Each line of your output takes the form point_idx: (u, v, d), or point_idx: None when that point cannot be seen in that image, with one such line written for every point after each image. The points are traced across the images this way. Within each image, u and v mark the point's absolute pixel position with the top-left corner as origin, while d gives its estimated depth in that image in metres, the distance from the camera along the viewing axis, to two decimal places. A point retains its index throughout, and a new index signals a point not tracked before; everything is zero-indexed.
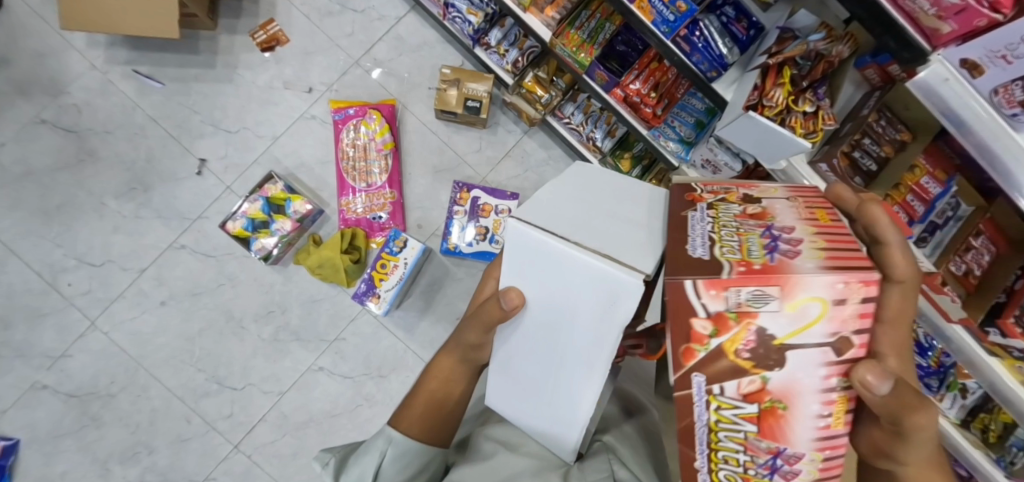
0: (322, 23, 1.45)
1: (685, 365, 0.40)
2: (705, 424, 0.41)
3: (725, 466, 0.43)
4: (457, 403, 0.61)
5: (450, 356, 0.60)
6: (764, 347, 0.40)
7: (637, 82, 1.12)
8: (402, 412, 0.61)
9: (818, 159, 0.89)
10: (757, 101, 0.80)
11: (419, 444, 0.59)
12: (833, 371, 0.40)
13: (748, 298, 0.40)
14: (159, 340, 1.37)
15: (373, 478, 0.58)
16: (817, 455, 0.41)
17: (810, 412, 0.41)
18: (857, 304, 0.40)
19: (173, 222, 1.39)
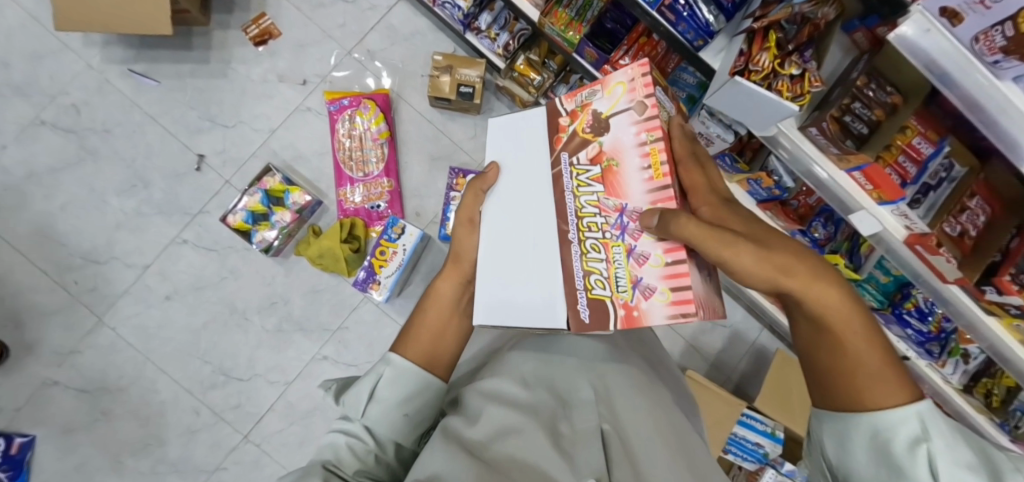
0: (314, 15, 1.46)
1: (557, 149, 0.60)
2: (571, 192, 0.58)
3: (590, 234, 0.56)
4: (453, 342, 0.63)
5: (451, 279, 0.64)
6: (597, 122, 0.58)
7: (626, 58, 1.13)
8: (404, 342, 0.62)
9: (808, 124, 0.89)
10: (744, 67, 0.81)
11: (415, 367, 0.58)
12: (638, 124, 0.56)
13: (588, 101, 0.60)
14: (165, 333, 1.40)
15: (369, 399, 0.57)
16: (648, 204, 0.54)
17: (635, 166, 0.56)
18: (643, 80, 0.57)
19: (174, 218, 1.41)
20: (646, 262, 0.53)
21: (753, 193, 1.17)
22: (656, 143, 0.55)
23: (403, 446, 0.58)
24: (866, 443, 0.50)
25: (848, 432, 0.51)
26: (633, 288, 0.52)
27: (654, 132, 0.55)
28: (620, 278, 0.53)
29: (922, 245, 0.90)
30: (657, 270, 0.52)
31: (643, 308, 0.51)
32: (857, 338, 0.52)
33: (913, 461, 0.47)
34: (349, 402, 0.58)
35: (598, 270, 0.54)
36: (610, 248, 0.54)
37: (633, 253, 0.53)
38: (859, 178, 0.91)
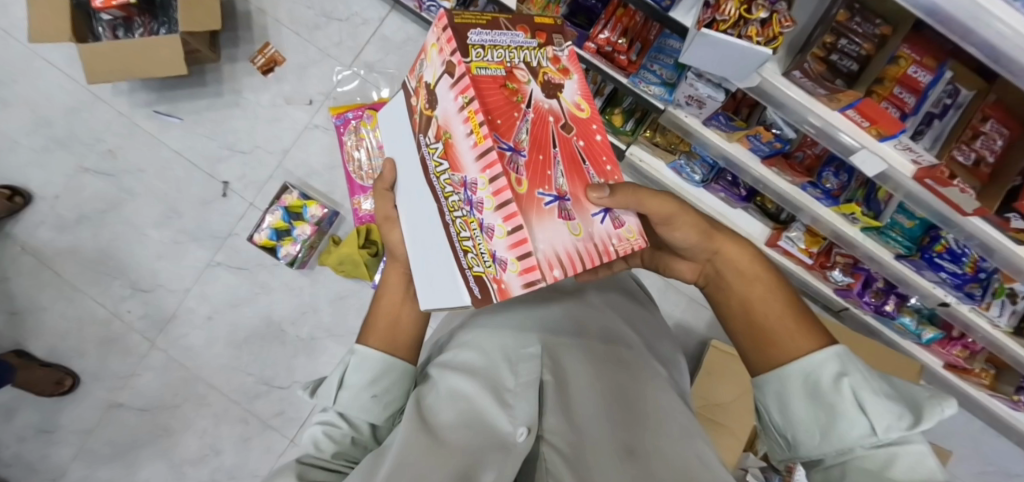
0: (312, 37, 1.54)
1: (417, 131, 0.61)
2: (432, 171, 0.57)
3: (456, 211, 0.55)
4: (412, 326, 0.62)
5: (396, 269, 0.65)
6: (430, 96, 0.58)
7: (605, 31, 1.13)
8: (368, 329, 0.63)
9: (791, 67, 0.85)
10: (711, 18, 0.78)
11: (376, 352, 0.59)
12: (455, 84, 0.53)
13: (423, 77, 0.61)
14: (209, 351, 1.50)
15: (340, 389, 0.58)
16: (483, 177, 0.50)
17: (462, 134, 0.52)
18: (445, 37, 0.54)
19: (207, 242, 1.52)
20: (493, 234, 0.51)
21: (756, 149, 1.16)
22: (470, 104, 0.51)
23: (380, 426, 0.59)
24: (799, 388, 0.51)
25: (782, 385, 0.52)
26: (493, 261, 0.51)
27: (467, 90, 0.52)
28: (483, 253, 0.52)
29: (932, 178, 0.85)
30: (504, 242, 0.50)
31: (505, 280, 0.51)
32: (772, 291, 0.57)
33: (838, 395, 0.48)
34: (324, 393, 0.60)
35: (471, 248, 0.54)
36: (469, 226, 0.53)
37: (482, 229, 0.51)
38: (854, 116, 0.87)
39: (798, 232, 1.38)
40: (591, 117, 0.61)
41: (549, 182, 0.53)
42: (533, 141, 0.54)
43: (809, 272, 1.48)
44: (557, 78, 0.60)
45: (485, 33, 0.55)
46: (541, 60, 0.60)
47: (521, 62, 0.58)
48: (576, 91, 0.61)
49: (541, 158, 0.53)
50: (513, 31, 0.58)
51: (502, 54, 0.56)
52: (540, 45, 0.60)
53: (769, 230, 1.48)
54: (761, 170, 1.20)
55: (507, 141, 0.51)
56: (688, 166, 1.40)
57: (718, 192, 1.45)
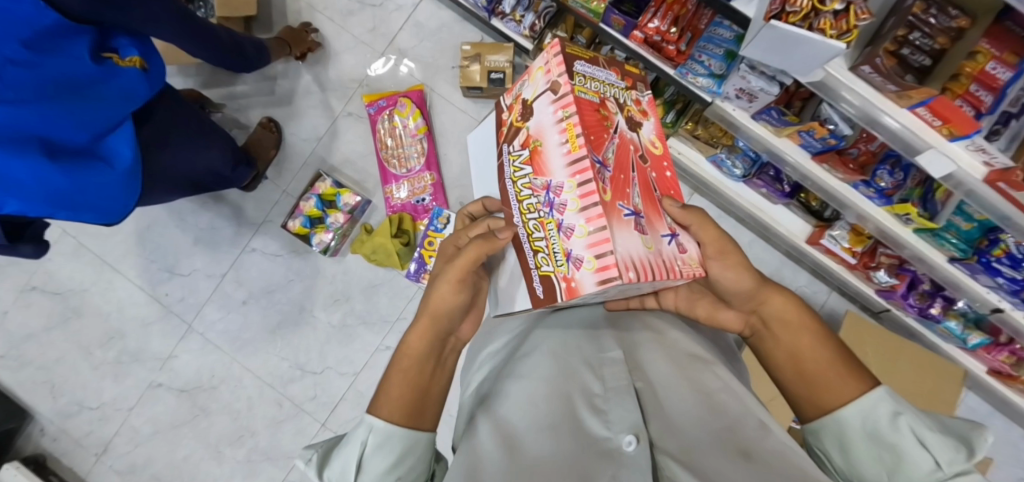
0: (346, 23, 1.54)
1: (500, 141, 0.63)
2: (511, 180, 0.60)
3: (531, 213, 0.57)
4: (438, 398, 0.55)
5: (422, 333, 0.56)
6: (524, 109, 0.59)
7: (655, 20, 1.09)
8: (381, 397, 0.53)
9: (860, 62, 0.81)
10: (780, 10, 0.74)
11: (407, 431, 0.51)
12: (555, 102, 0.55)
13: (518, 92, 0.62)
14: (245, 335, 1.53)
15: (356, 472, 0.49)
16: (572, 181, 0.52)
17: (557, 142, 0.54)
18: (554, 58, 0.56)
19: (243, 228, 1.54)
20: (572, 234, 0.52)
21: (806, 145, 1.11)
22: (570, 118, 0.53)
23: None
24: (858, 427, 0.50)
25: (841, 427, 0.51)
26: (566, 259, 0.53)
27: (569, 106, 0.53)
28: (556, 252, 0.54)
29: (1005, 182, 0.79)
30: (583, 241, 0.51)
31: (577, 278, 0.52)
32: (818, 339, 0.57)
33: (898, 433, 0.48)
34: (334, 476, 0.51)
35: (543, 248, 0.56)
36: (546, 226, 0.55)
37: (560, 229, 0.53)
38: (924, 115, 0.82)
39: (842, 231, 1.33)
40: (665, 157, 0.64)
41: (628, 196, 0.55)
42: (617, 162, 0.56)
43: (850, 272, 1.43)
44: (638, 118, 0.63)
45: (588, 64, 0.58)
46: (626, 99, 0.62)
47: (612, 95, 0.60)
48: (654, 133, 0.64)
49: (622, 178, 0.56)
50: (608, 69, 0.61)
51: (598, 87, 0.58)
52: (626, 87, 0.63)
53: (811, 228, 1.43)
54: (811, 167, 1.15)
55: (599, 156, 0.53)
56: (728, 160, 1.35)
57: (760, 187, 1.40)
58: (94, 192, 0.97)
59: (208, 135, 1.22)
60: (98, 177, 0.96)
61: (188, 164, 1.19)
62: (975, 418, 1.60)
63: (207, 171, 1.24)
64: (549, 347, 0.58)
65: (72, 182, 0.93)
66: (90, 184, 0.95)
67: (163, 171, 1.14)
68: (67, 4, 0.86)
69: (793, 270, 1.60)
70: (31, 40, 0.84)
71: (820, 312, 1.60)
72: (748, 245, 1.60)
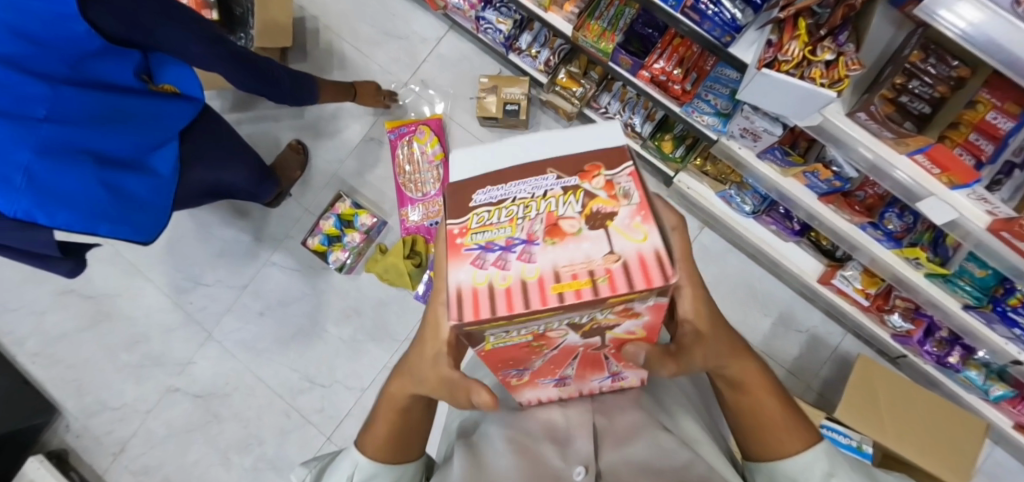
0: (373, 54, 1.64)
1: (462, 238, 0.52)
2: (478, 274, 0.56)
3: None
4: (419, 432, 0.60)
5: (400, 388, 0.58)
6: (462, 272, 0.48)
7: (660, 61, 1.13)
8: (368, 433, 0.60)
9: (856, 109, 0.82)
10: (773, 57, 0.79)
11: (387, 465, 0.58)
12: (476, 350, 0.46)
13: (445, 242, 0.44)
14: (260, 345, 1.58)
15: None
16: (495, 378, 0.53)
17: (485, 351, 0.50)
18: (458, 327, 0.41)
19: (266, 243, 1.61)
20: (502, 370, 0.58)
21: (813, 185, 1.11)
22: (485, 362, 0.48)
23: None
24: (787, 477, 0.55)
25: (772, 471, 0.56)
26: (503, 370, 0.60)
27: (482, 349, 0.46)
28: None
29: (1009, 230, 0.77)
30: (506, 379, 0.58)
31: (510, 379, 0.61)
32: (765, 388, 0.58)
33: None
34: None
35: None
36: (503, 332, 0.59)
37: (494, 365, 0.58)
38: (923, 163, 0.82)
39: (854, 271, 1.31)
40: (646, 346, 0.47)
41: (550, 376, 0.53)
42: (546, 363, 0.50)
43: (864, 315, 1.40)
44: (614, 321, 0.43)
45: (510, 327, 0.40)
46: (589, 317, 0.41)
47: (558, 324, 0.42)
48: (638, 329, 0.45)
49: (549, 369, 0.51)
50: (559, 317, 0.39)
51: (534, 326, 0.41)
52: (606, 309, 0.39)
53: (824, 267, 1.40)
54: (817, 207, 1.15)
55: (516, 370, 0.50)
56: (738, 196, 1.35)
57: (770, 225, 1.39)
58: (139, 204, 1.04)
59: (235, 150, 1.29)
60: (142, 187, 1.04)
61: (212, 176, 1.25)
62: (1000, 474, 1.52)
63: (225, 186, 1.31)
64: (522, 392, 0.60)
65: (115, 195, 1.00)
66: (132, 193, 1.03)
67: (195, 186, 1.22)
68: (111, 30, 0.91)
69: (806, 309, 1.58)
70: (73, 62, 0.93)
71: (834, 354, 1.56)
72: (758, 281, 1.59)
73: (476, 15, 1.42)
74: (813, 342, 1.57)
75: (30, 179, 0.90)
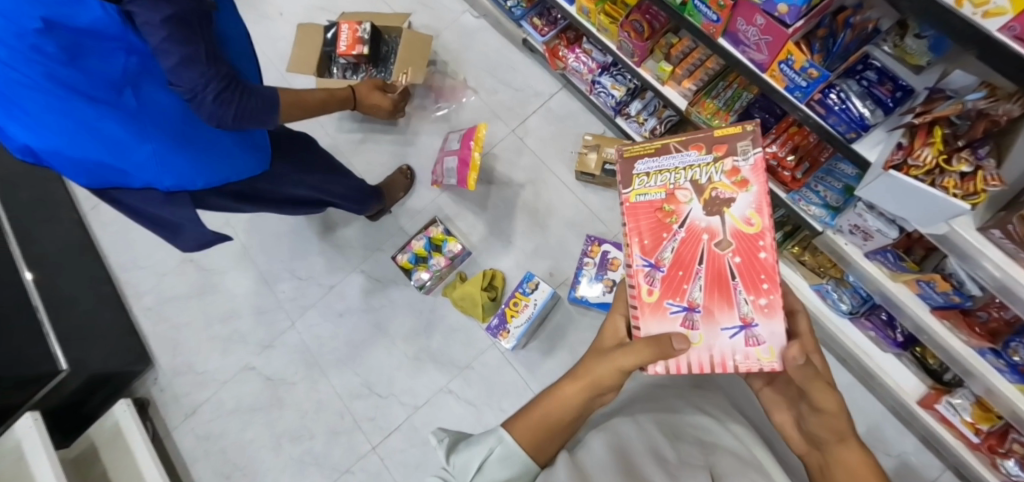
0: (490, 99, 1.79)
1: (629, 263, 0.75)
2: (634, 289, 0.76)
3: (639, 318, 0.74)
4: (562, 438, 0.61)
5: (575, 385, 0.64)
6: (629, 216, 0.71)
7: (773, 146, 1.13)
8: (517, 418, 0.61)
9: (990, 225, 0.78)
10: (902, 160, 0.78)
11: (527, 455, 0.57)
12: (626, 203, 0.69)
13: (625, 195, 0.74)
14: (332, 344, 1.68)
15: (475, 472, 0.56)
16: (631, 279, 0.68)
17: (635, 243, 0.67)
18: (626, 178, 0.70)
19: (358, 250, 1.74)
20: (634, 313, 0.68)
21: (925, 296, 1.04)
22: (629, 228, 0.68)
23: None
24: None
25: None
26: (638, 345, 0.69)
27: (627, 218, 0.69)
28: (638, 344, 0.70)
29: None
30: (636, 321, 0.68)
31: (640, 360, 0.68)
32: None
33: None
34: (456, 463, 0.57)
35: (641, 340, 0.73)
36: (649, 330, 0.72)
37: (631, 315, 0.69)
38: None
39: (963, 401, 1.18)
40: (765, 233, 0.63)
41: (682, 295, 0.65)
42: (674, 260, 0.65)
43: (971, 452, 1.24)
44: (731, 193, 0.65)
45: (653, 163, 0.69)
46: (708, 177, 0.66)
47: (687, 182, 0.67)
48: (751, 207, 0.64)
49: (680, 275, 0.65)
50: (684, 152, 0.68)
51: (666, 179, 0.68)
52: (716, 159, 0.66)
53: (927, 389, 1.28)
54: (928, 318, 1.07)
55: (647, 260, 0.66)
56: (835, 292, 1.28)
57: (868, 329, 1.31)
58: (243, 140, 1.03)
59: (338, 170, 1.40)
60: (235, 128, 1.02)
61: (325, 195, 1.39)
62: None
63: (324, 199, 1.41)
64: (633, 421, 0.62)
65: (209, 150, 0.96)
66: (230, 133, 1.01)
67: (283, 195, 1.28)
68: None
69: (897, 431, 1.43)
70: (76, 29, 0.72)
71: None
72: (843, 389, 1.48)
73: (592, 78, 1.52)
74: (900, 471, 1.41)
75: (154, 154, 0.88)
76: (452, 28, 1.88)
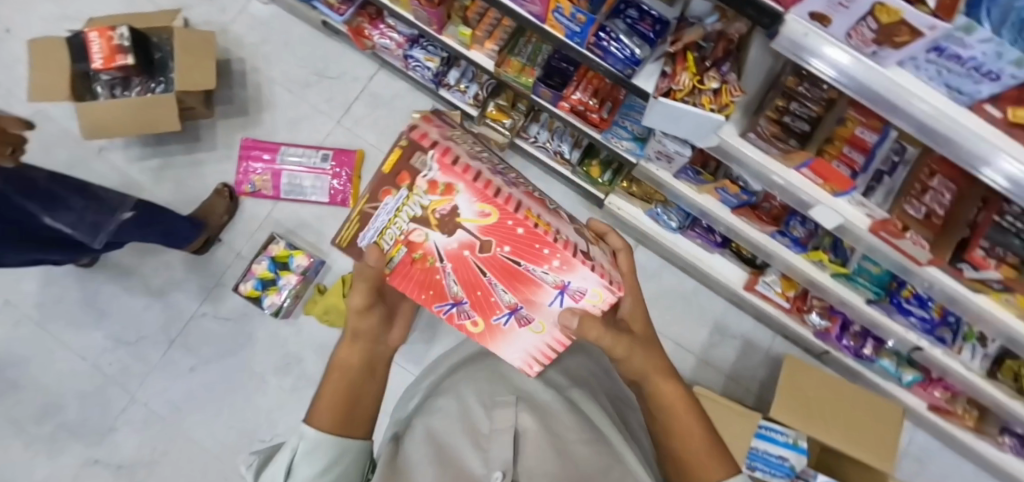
0: (304, 94, 1.65)
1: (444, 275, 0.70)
2: None
3: None
4: (366, 406, 0.60)
5: (356, 347, 0.62)
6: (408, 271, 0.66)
7: (577, 92, 1.20)
8: (317, 410, 0.59)
9: (747, 129, 0.92)
10: (669, 87, 0.88)
11: (335, 437, 0.56)
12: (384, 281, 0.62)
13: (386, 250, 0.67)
14: (190, 403, 1.49)
15: (286, 475, 0.54)
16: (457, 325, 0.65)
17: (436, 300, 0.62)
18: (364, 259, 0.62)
19: (194, 292, 1.55)
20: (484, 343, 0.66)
21: (725, 201, 1.20)
22: (412, 297, 0.62)
23: None
24: None
25: None
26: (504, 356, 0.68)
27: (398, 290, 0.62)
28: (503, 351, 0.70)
29: (887, 231, 0.89)
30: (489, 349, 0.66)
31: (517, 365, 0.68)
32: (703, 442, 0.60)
33: None
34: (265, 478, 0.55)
35: None
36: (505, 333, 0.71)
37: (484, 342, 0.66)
38: (809, 174, 0.92)
39: (774, 277, 1.41)
40: (502, 214, 0.55)
41: (497, 307, 0.62)
42: (463, 287, 0.60)
43: (788, 317, 1.49)
44: (443, 203, 0.55)
45: (368, 228, 0.60)
46: (418, 207, 0.56)
47: (408, 222, 0.57)
48: (474, 199, 0.55)
49: (481, 295, 0.61)
50: (382, 200, 0.58)
51: (393, 233, 0.59)
52: (410, 188, 0.56)
53: (747, 273, 1.49)
54: (732, 219, 1.24)
55: (447, 303, 0.62)
56: (664, 214, 1.43)
57: (695, 238, 1.48)
58: None
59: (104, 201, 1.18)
60: None
61: (133, 238, 1.29)
62: (924, 457, 1.60)
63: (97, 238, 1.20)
64: (452, 401, 0.60)
65: None
66: None
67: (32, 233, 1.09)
68: None
69: (738, 316, 1.67)
70: None
71: (766, 357, 1.65)
72: (693, 293, 1.67)
73: (404, 54, 1.47)
74: (747, 348, 1.65)
75: None
76: (240, 20, 1.68)
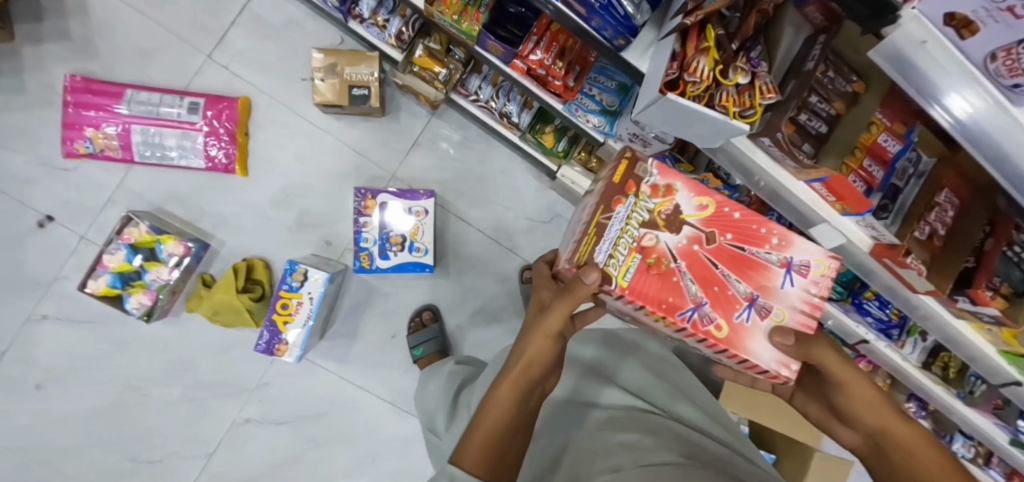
0: (155, 14, 1.20)
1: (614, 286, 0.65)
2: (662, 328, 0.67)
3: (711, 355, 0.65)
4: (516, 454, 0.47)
5: (514, 378, 0.51)
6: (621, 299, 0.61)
7: (537, 51, 0.92)
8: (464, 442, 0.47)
9: (759, 132, 0.71)
10: (677, 75, 0.64)
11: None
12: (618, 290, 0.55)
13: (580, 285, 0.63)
14: (46, 428, 1.19)
15: None
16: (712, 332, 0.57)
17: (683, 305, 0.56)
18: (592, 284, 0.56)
19: (27, 290, 1.18)
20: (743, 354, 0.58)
21: None
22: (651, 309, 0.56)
23: None
24: None
25: None
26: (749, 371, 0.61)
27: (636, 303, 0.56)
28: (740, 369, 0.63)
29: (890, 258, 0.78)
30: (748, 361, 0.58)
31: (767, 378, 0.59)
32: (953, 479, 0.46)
33: None
34: None
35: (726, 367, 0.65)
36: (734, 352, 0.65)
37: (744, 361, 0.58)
38: (818, 189, 0.76)
39: None
40: (718, 202, 0.58)
41: (735, 302, 0.58)
42: (702, 283, 0.57)
43: None
44: (668, 205, 0.58)
45: (602, 248, 0.55)
46: (647, 211, 0.57)
47: (639, 226, 0.57)
48: (692, 195, 0.58)
49: (718, 290, 0.58)
50: (614, 212, 0.56)
51: (627, 241, 0.56)
52: (635, 195, 0.57)
53: None
54: None
55: (689, 308, 0.56)
56: None
57: None
58: None
59: None
60: None
61: None
62: None
63: None
64: None
65: None
66: None
67: None
68: None
69: None
70: None
71: None
72: None
73: None
74: None
75: None
76: None
